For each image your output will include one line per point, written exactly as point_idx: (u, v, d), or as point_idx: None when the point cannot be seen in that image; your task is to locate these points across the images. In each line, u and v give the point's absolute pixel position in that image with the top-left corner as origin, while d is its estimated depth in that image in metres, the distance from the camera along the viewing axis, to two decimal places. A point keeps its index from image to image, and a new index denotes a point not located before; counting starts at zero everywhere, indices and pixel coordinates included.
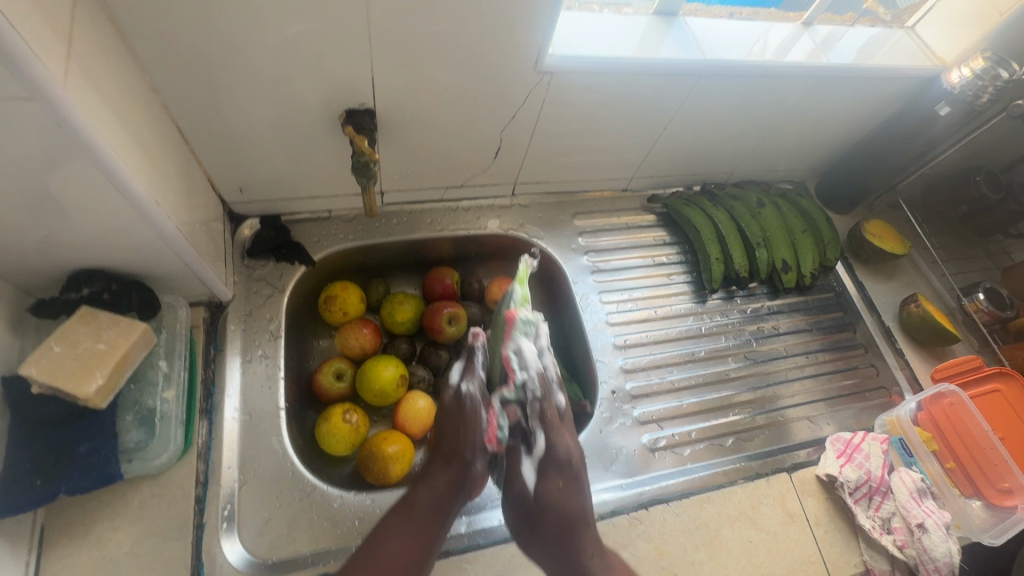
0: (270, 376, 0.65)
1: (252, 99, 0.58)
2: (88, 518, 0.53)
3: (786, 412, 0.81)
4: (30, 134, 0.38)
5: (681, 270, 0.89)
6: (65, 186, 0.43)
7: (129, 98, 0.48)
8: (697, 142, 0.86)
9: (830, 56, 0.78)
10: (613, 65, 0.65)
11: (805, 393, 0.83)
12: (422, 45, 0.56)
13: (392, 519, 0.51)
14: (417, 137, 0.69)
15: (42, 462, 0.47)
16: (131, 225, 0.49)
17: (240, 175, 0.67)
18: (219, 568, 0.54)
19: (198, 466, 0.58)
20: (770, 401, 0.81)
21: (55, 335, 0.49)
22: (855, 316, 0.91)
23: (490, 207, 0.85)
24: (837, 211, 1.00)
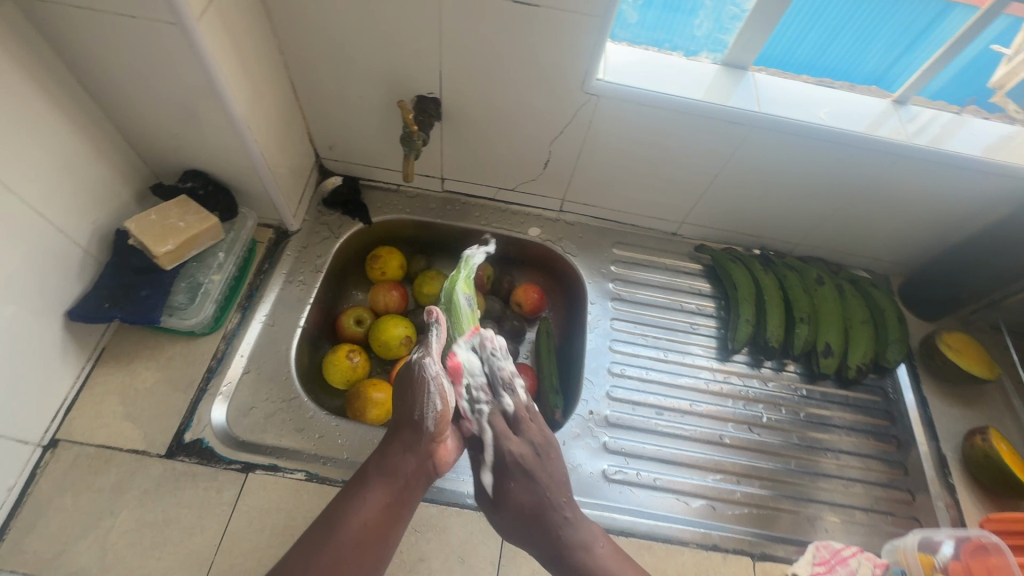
0: (301, 298, 0.78)
1: (349, 74, 0.72)
2: (132, 352, 0.68)
3: (821, 509, 0.73)
4: (174, 53, 0.54)
5: (708, 323, 0.86)
6: (191, 98, 0.59)
7: (257, 50, 0.64)
8: (757, 201, 0.84)
9: (919, 137, 0.72)
10: (662, 99, 0.69)
11: (845, 495, 0.74)
12: (485, 51, 0.66)
13: (355, 489, 0.55)
14: (477, 134, 0.78)
15: (115, 292, 0.63)
16: (230, 141, 0.65)
17: (333, 136, 0.82)
18: (202, 428, 0.65)
19: (219, 345, 0.71)
20: (805, 490, 0.74)
21: (156, 208, 0.65)
22: (906, 432, 0.79)
23: (536, 216, 0.91)
24: (921, 315, 0.89)
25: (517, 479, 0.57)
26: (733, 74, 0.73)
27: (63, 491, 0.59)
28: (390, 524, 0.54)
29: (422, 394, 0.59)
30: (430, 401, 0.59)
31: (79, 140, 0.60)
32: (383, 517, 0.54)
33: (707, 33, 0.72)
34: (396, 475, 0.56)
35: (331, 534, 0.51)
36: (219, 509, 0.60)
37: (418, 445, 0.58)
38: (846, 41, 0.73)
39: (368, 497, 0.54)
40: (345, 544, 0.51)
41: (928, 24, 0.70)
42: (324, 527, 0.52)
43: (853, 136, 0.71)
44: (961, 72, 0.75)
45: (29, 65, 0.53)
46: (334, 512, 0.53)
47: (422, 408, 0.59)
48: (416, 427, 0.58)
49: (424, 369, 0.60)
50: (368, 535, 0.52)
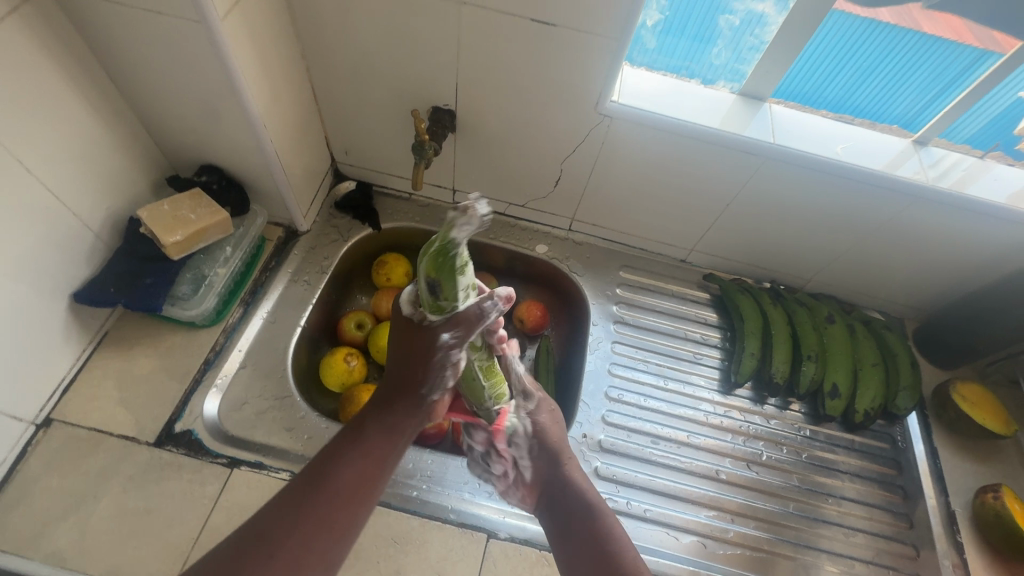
0: (304, 298, 0.78)
1: (369, 83, 0.73)
2: (133, 338, 0.69)
3: (822, 558, 0.69)
4: (198, 52, 0.55)
5: (712, 354, 0.84)
6: (211, 96, 0.61)
7: (280, 54, 0.65)
8: (769, 233, 0.83)
9: (938, 179, 0.71)
10: (675, 125, 0.68)
11: (845, 544, 0.71)
12: (503, 69, 0.66)
13: (349, 442, 0.52)
14: (490, 150, 0.78)
15: (120, 278, 0.63)
16: (247, 141, 0.66)
17: (349, 141, 0.83)
18: (194, 419, 0.65)
19: (219, 338, 0.71)
20: (809, 538, 0.71)
21: (169, 199, 0.66)
22: (913, 484, 0.75)
23: (545, 234, 0.91)
24: (935, 362, 0.86)
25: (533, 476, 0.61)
26: (750, 105, 0.73)
27: (50, 471, 0.59)
28: (377, 485, 0.51)
29: (436, 372, 0.55)
30: (444, 381, 0.57)
31: (100, 129, 0.62)
32: (371, 477, 0.50)
33: (725, 63, 0.71)
34: (391, 431, 0.53)
35: (323, 488, 0.48)
36: (200, 503, 0.60)
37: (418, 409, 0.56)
38: (876, 86, 0.72)
39: (366, 449, 0.51)
40: (337, 500, 0.48)
41: (960, 71, 0.68)
42: (313, 481, 0.48)
43: (869, 174, 0.70)
44: (995, 120, 0.72)
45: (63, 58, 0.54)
46: (327, 462, 0.50)
47: (433, 385, 0.56)
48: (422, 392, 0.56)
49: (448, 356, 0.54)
50: (359, 491, 0.49)
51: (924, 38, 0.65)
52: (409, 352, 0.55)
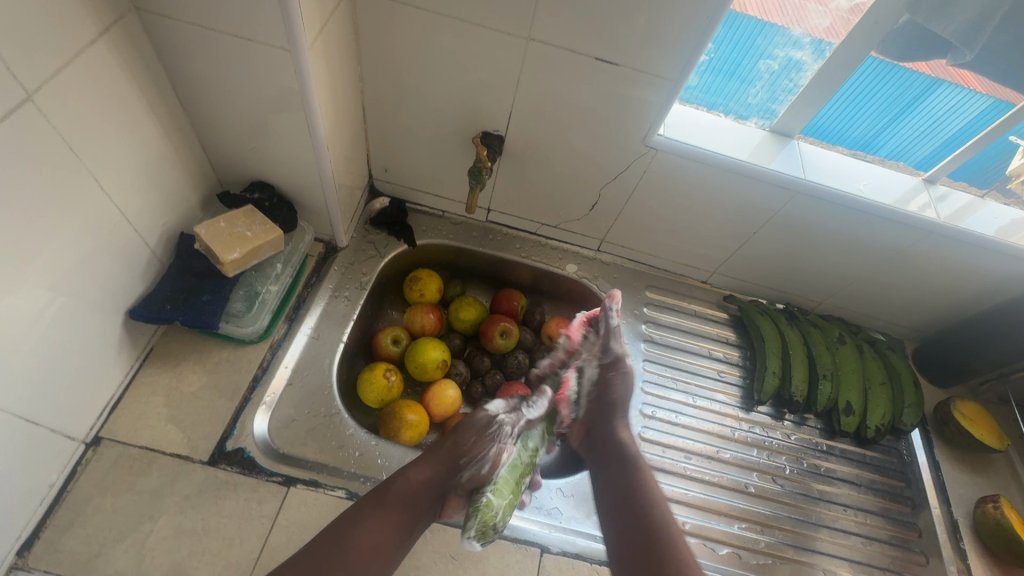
0: (346, 314, 0.79)
1: (421, 106, 0.75)
2: (181, 354, 0.69)
3: (818, 557, 0.74)
4: (278, 75, 0.58)
5: (733, 371, 0.89)
6: (280, 115, 0.62)
7: (344, 77, 0.67)
8: (788, 260, 0.88)
9: (947, 215, 0.77)
10: (713, 158, 0.73)
11: (845, 546, 0.76)
12: (555, 99, 0.70)
13: (369, 506, 0.57)
14: (532, 172, 0.82)
15: (176, 296, 0.64)
16: (307, 159, 0.68)
17: (390, 160, 0.85)
18: (245, 437, 0.65)
19: (266, 354, 0.71)
20: (807, 539, 0.76)
21: (225, 215, 0.67)
22: (920, 495, 0.82)
23: (574, 254, 0.94)
24: (933, 381, 0.93)
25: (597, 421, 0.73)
26: (780, 141, 0.78)
27: (103, 491, 0.58)
28: (390, 555, 0.56)
29: (484, 444, 0.68)
30: (485, 457, 0.67)
31: (164, 145, 0.63)
32: (387, 540, 0.56)
33: (761, 101, 0.77)
34: (410, 503, 0.59)
35: (346, 544, 0.53)
36: (259, 521, 0.60)
37: (443, 480, 0.63)
38: (841, 104, 0.77)
39: (384, 514, 0.57)
40: (355, 559, 0.53)
41: (915, 96, 0.75)
42: (335, 539, 0.53)
43: (888, 210, 0.76)
44: (945, 141, 0.79)
45: (136, 73, 0.56)
46: (345, 524, 0.55)
47: (472, 459, 0.66)
48: (456, 467, 0.65)
49: (499, 432, 0.69)
50: (375, 554, 0.54)
51: (884, 67, 0.71)
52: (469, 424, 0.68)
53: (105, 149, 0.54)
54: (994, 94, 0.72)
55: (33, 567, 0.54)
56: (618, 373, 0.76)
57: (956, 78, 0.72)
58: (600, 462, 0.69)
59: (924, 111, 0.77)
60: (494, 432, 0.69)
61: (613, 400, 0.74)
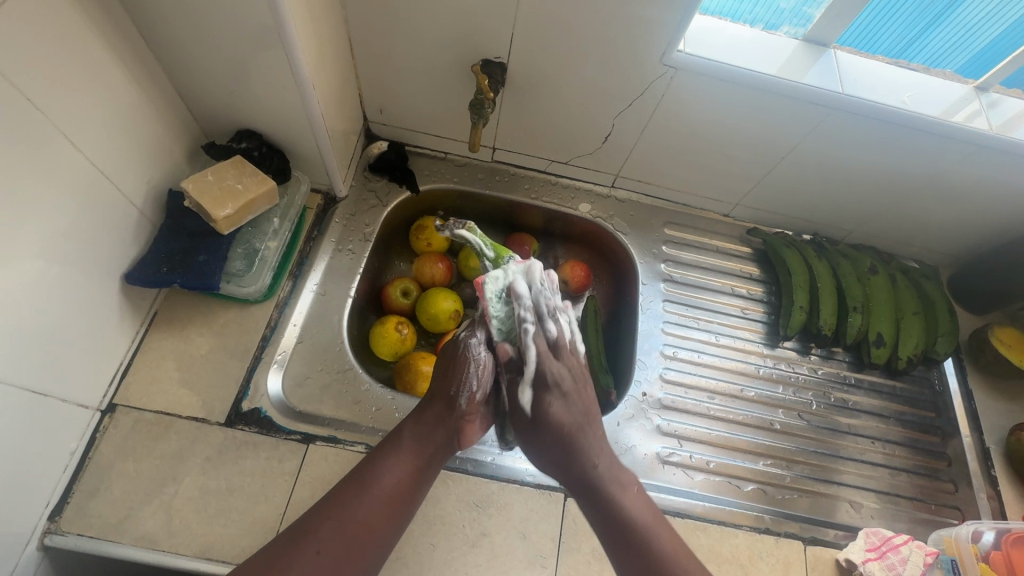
0: (351, 268, 0.75)
1: (413, 36, 0.68)
2: (186, 318, 0.67)
3: (843, 489, 0.74)
4: (251, 8, 0.51)
5: (758, 308, 0.85)
6: (258, 53, 0.56)
7: (325, 6, 0.60)
8: (819, 188, 0.82)
9: (1002, 126, 0.70)
10: (740, 76, 0.65)
11: (872, 478, 0.75)
12: (561, 17, 0.63)
13: (388, 449, 0.53)
14: (537, 104, 0.75)
15: (171, 257, 0.61)
16: (294, 102, 0.62)
17: (384, 99, 0.79)
18: (260, 397, 0.64)
19: (273, 313, 0.69)
20: (831, 471, 0.75)
21: (213, 168, 0.63)
22: (951, 425, 0.80)
23: (587, 192, 0.88)
24: (968, 308, 0.89)
25: (557, 398, 0.57)
26: (813, 51, 0.70)
27: (124, 456, 0.58)
28: (415, 492, 0.52)
29: (463, 373, 0.57)
30: (469, 380, 0.57)
31: (137, 94, 0.58)
32: (412, 484, 0.52)
33: (794, 6, 0.69)
34: (427, 444, 0.54)
35: (365, 488, 0.50)
36: (282, 479, 0.60)
37: (448, 418, 0.56)
38: (866, 16, 0.70)
39: (403, 454, 0.53)
40: (379, 501, 0.50)
41: (947, 5, 0.67)
42: (359, 480, 0.51)
43: (936, 124, 0.68)
44: (980, 51, 0.72)
45: (94, 11, 0.50)
46: (366, 472, 0.51)
47: (458, 385, 0.57)
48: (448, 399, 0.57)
49: (470, 348, 0.58)
50: (401, 496, 0.51)
51: None
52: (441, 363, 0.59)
53: (70, 101, 0.49)
54: None
55: (66, 531, 0.55)
56: (556, 397, 0.57)
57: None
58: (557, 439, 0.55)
59: (953, 22, 0.69)
60: (471, 367, 0.58)
61: (566, 434, 0.55)
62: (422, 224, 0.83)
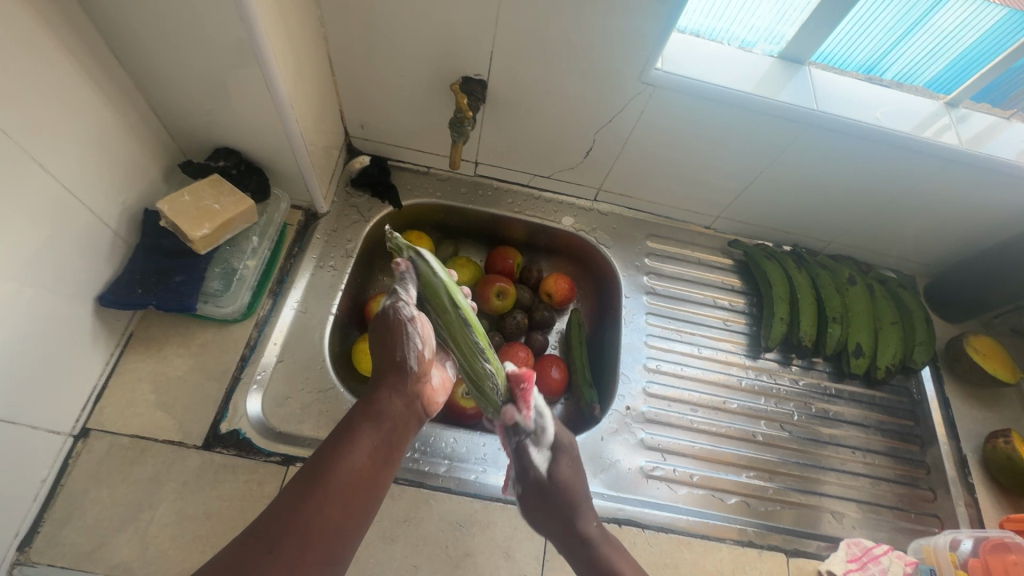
0: (333, 284, 0.75)
1: (392, 53, 0.69)
2: (163, 338, 0.66)
3: (825, 499, 0.74)
4: (228, 31, 0.51)
5: (740, 319, 0.86)
6: (235, 73, 0.56)
7: (302, 25, 0.60)
8: (797, 201, 0.83)
9: (971, 140, 0.71)
10: (717, 93, 0.66)
11: (853, 487, 0.76)
12: (539, 35, 0.63)
13: (339, 434, 0.46)
14: (518, 119, 0.76)
15: (147, 278, 0.61)
16: (272, 120, 0.62)
17: (366, 115, 0.78)
18: (239, 419, 0.63)
19: (252, 332, 0.68)
20: (814, 482, 0.75)
21: (189, 188, 0.63)
22: (929, 433, 0.81)
23: (570, 205, 0.89)
24: (945, 317, 0.90)
25: (561, 455, 0.58)
26: (787, 68, 0.72)
27: (98, 482, 0.57)
28: (383, 474, 0.46)
29: (402, 335, 0.53)
30: (411, 339, 0.53)
31: (111, 113, 0.57)
32: (371, 467, 0.45)
33: (769, 24, 0.70)
34: (378, 412, 0.49)
35: (319, 479, 0.43)
36: (261, 502, 0.59)
37: (403, 385, 0.51)
38: (845, 24, 0.70)
39: (361, 438, 0.46)
40: (335, 490, 0.42)
41: (924, 13, 0.68)
42: (310, 474, 0.43)
43: (909, 139, 0.69)
44: (956, 60, 0.73)
45: (65, 32, 0.49)
46: (319, 458, 0.44)
47: (404, 347, 0.53)
48: (400, 368, 0.52)
49: (400, 312, 0.53)
50: (362, 477, 0.44)
51: None
52: (375, 333, 0.55)
53: (42, 123, 0.49)
54: (1009, 5, 0.66)
55: (36, 561, 0.53)
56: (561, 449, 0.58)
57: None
58: (558, 494, 0.56)
59: (930, 29, 0.70)
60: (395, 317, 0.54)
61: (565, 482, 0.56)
62: (404, 239, 0.83)
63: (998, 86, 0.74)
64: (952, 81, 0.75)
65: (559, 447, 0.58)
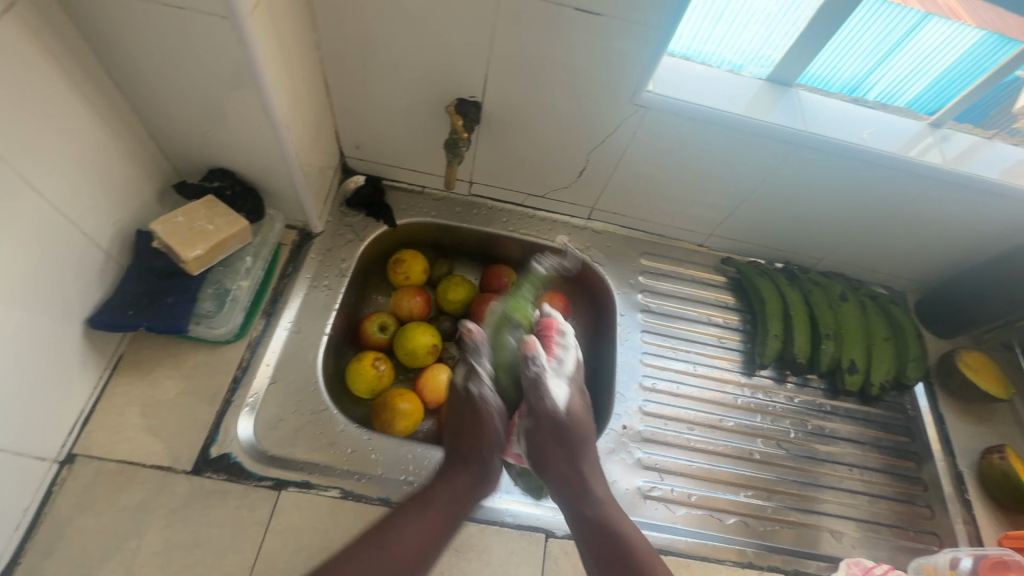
0: (327, 304, 0.74)
1: (387, 75, 0.69)
2: (153, 360, 0.65)
3: (824, 518, 0.74)
4: (225, 54, 0.52)
5: (734, 337, 0.87)
6: (230, 95, 0.57)
7: (298, 48, 0.61)
8: (788, 219, 0.84)
9: (955, 160, 0.73)
10: (707, 115, 0.68)
11: (851, 506, 0.76)
12: (532, 58, 0.64)
13: (405, 509, 0.56)
14: (512, 139, 0.76)
15: (138, 299, 0.60)
16: (268, 141, 0.62)
17: (361, 135, 0.79)
18: (230, 442, 0.62)
19: (245, 353, 0.67)
20: (812, 501, 0.75)
21: (183, 209, 0.62)
22: (924, 449, 0.81)
23: (564, 224, 0.89)
24: (936, 333, 0.91)
25: (553, 436, 0.61)
26: (775, 91, 0.73)
27: (82, 510, 0.55)
28: (436, 550, 0.55)
29: (490, 426, 0.63)
30: (496, 436, 0.62)
31: (105, 134, 0.57)
32: (429, 541, 0.55)
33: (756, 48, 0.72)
34: (456, 505, 0.58)
35: (387, 543, 0.53)
36: (252, 528, 0.57)
37: (484, 473, 0.61)
38: (830, 44, 0.72)
39: (427, 516, 0.56)
40: (398, 556, 0.52)
41: (905, 34, 0.70)
42: (376, 540, 0.53)
43: (895, 160, 0.71)
44: (936, 81, 0.75)
45: (61, 54, 0.49)
46: (385, 525, 0.54)
47: (485, 441, 0.62)
48: (481, 462, 0.61)
49: (486, 399, 0.63)
50: (416, 554, 0.53)
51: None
52: (460, 406, 0.64)
53: (36, 145, 0.48)
54: (984, 26, 0.68)
55: None
56: (557, 427, 0.62)
57: (943, 11, 0.68)
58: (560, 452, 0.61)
59: (910, 50, 0.72)
60: (481, 409, 0.63)
61: (572, 440, 0.62)
62: (399, 257, 0.83)
63: (979, 107, 0.76)
64: (932, 104, 0.78)
65: (552, 425, 0.61)
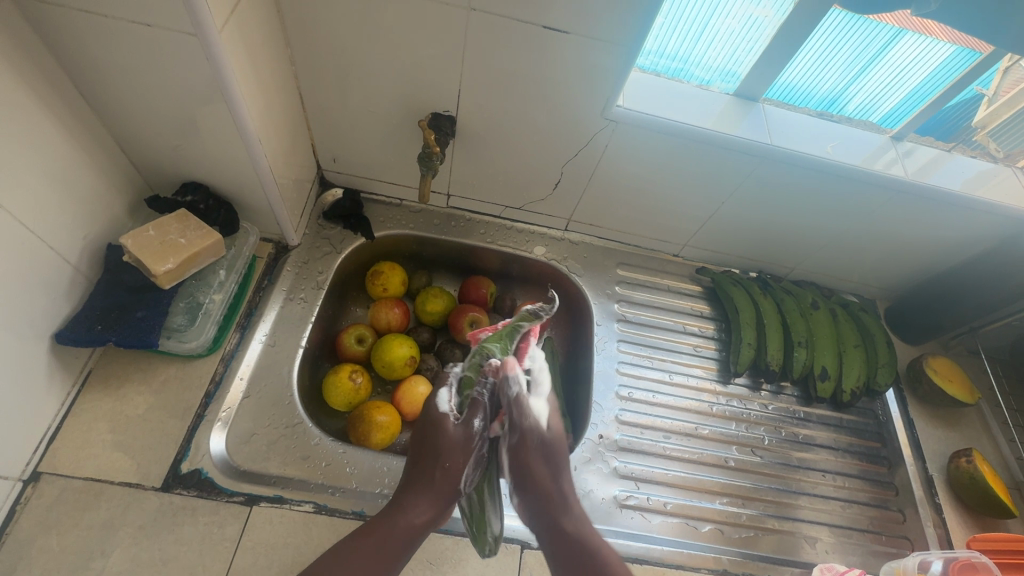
0: (302, 317, 0.74)
1: (362, 90, 0.70)
2: (123, 376, 0.64)
3: (799, 524, 0.75)
4: (196, 70, 0.52)
5: (710, 345, 0.88)
6: (201, 111, 0.57)
7: (272, 64, 0.62)
8: (760, 230, 0.86)
9: (916, 172, 0.75)
10: (676, 129, 0.69)
11: (826, 512, 0.77)
12: (503, 74, 0.66)
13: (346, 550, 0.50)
14: (487, 152, 0.77)
15: (107, 314, 0.60)
16: (241, 156, 0.63)
17: (337, 149, 0.80)
18: (201, 458, 0.61)
19: (218, 367, 0.67)
20: (788, 508, 0.76)
21: (154, 222, 0.62)
22: (896, 454, 0.82)
23: (542, 235, 0.90)
24: (906, 339, 0.93)
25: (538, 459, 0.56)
26: (743, 106, 0.75)
27: (47, 530, 0.54)
28: None
29: (465, 453, 0.56)
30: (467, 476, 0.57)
31: (75, 150, 0.57)
32: None
33: (722, 64, 0.74)
34: (408, 543, 0.52)
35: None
36: (222, 546, 0.57)
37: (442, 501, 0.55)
38: (804, 60, 0.74)
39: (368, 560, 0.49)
40: None
41: (879, 50, 0.72)
42: None
43: (860, 172, 0.73)
44: (911, 93, 0.77)
45: (29, 70, 0.49)
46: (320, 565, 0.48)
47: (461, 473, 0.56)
48: (446, 490, 0.55)
49: (467, 429, 0.57)
50: None
51: (846, 18, 0.69)
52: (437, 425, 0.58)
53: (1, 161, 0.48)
54: (956, 43, 0.69)
55: None
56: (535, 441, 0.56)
57: (918, 28, 0.68)
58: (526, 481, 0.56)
59: (885, 66, 0.74)
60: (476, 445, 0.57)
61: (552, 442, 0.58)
62: (376, 269, 0.83)
63: (942, 118, 0.78)
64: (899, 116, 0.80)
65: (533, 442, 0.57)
